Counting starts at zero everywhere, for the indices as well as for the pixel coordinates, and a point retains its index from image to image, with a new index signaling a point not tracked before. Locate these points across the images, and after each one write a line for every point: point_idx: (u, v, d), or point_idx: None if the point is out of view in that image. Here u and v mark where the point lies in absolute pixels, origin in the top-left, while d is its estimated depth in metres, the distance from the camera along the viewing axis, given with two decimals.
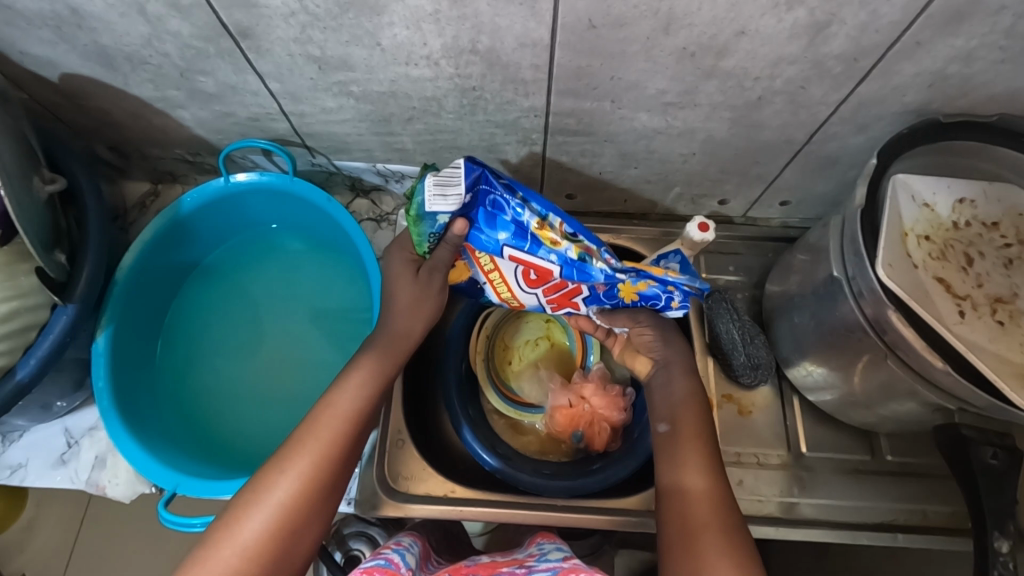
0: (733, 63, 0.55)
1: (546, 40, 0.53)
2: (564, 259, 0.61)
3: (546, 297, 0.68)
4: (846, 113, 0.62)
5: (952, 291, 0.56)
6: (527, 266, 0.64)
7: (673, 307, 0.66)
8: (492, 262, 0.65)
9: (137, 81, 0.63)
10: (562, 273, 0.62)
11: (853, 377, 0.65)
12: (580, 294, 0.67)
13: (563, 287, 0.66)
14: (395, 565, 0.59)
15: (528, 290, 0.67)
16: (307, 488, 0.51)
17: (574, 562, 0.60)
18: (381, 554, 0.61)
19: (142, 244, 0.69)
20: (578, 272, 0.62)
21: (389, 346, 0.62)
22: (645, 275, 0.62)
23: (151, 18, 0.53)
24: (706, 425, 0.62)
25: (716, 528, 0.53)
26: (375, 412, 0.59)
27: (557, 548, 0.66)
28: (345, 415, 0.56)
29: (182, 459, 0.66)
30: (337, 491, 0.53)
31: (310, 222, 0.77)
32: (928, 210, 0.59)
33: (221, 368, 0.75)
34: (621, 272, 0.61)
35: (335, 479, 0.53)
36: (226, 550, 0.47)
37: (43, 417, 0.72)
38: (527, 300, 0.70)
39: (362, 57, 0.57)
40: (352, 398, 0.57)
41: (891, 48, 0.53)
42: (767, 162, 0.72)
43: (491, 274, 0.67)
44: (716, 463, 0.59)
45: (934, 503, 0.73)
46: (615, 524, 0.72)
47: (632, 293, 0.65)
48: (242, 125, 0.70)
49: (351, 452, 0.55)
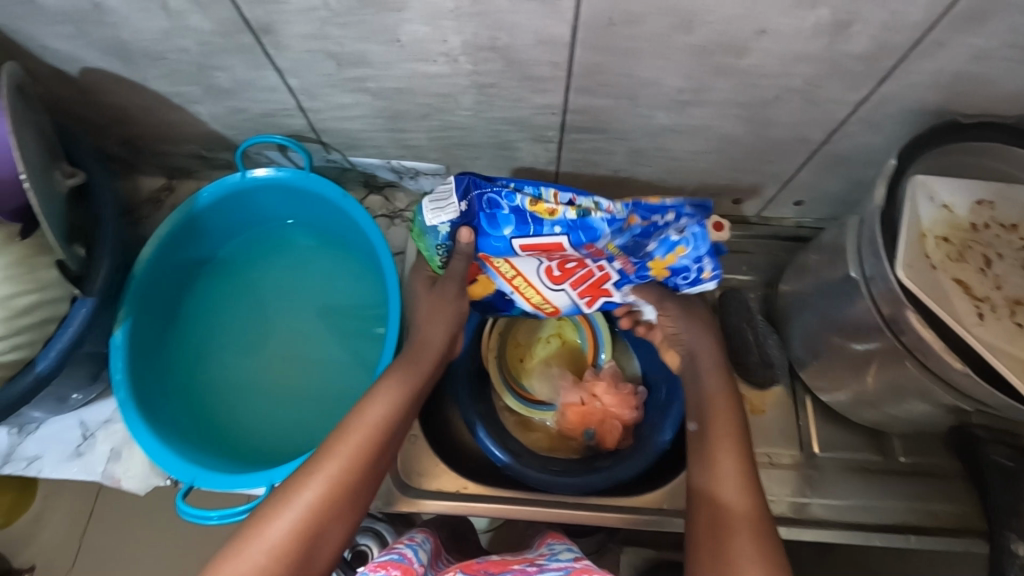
0: (751, 62, 0.55)
1: (565, 37, 0.53)
2: (567, 225, 0.57)
3: (576, 291, 0.68)
4: (863, 113, 0.62)
5: (971, 293, 0.56)
6: (554, 261, 0.64)
7: (705, 277, 0.62)
8: (511, 266, 0.65)
9: (154, 76, 0.63)
10: (573, 243, 0.58)
11: (867, 377, 0.65)
12: (609, 281, 0.66)
13: (590, 276, 0.66)
14: (408, 559, 0.60)
15: (556, 287, 0.67)
16: (334, 492, 0.52)
17: (586, 562, 0.61)
18: (393, 549, 0.61)
19: (159, 238, 0.69)
20: (585, 233, 0.57)
21: (412, 358, 0.64)
22: (642, 206, 0.56)
23: (171, 14, 0.54)
24: (738, 427, 0.62)
25: (751, 528, 0.53)
26: (402, 424, 0.60)
27: (568, 548, 0.67)
28: (372, 423, 0.57)
29: (199, 454, 0.65)
30: (364, 497, 0.54)
31: (324, 218, 0.77)
32: (946, 210, 0.59)
33: (237, 364, 0.75)
34: (621, 212, 0.56)
35: (362, 485, 0.54)
36: (253, 547, 0.47)
37: (59, 409, 0.72)
38: (559, 300, 0.69)
39: (379, 53, 0.57)
40: (380, 408, 0.59)
41: (913, 48, 0.52)
42: (782, 161, 0.72)
43: (515, 280, 0.67)
44: (750, 462, 0.59)
45: (947, 504, 0.72)
46: (628, 522, 0.73)
47: (663, 269, 0.62)
48: (257, 121, 0.71)
49: (380, 461, 0.56)
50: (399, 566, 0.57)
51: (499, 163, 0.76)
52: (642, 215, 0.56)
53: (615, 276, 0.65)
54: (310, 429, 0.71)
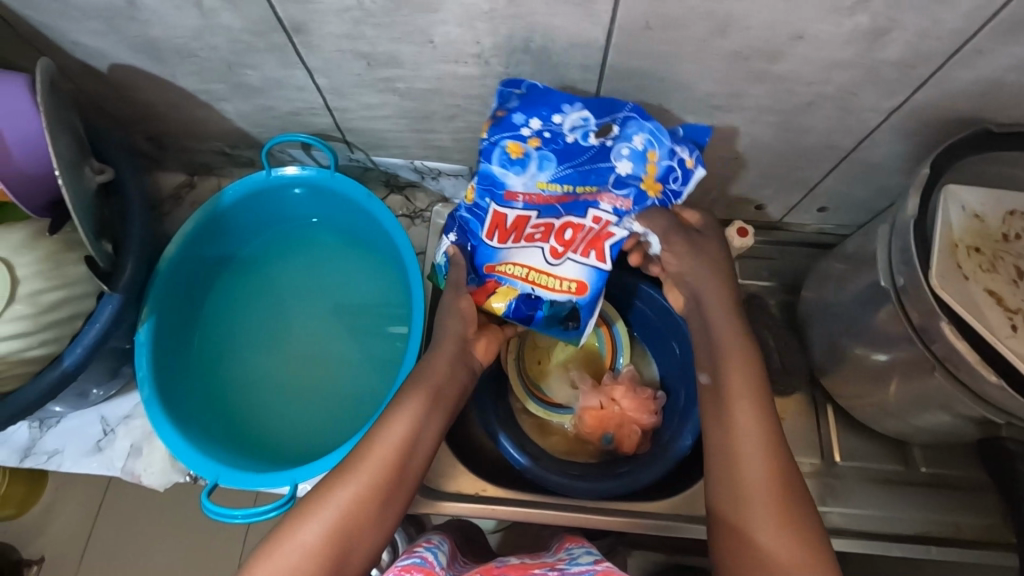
0: (786, 67, 0.55)
1: (600, 40, 0.53)
2: (483, 188, 0.62)
3: (584, 250, 0.63)
4: (895, 121, 0.61)
5: (1004, 304, 0.55)
6: (549, 238, 0.63)
7: (690, 165, 0.59)
8: (515, 266, 0.64)
9: (183, 73, 0.63)
10: (502, 198, 0.62)
11: (890, 386, 0.64)
12: (613, 220, 0.62)
13: (580, 231, 0.63)
14: (431, 563, 0.59)
15: (563, 258, 0.63)
16: (360, 507, 0.51)
17: (607, 565, 0.60)
18: (415, 552, 0.62)
19: (184, 235, 0.69)
20: (490, 178, 0.61)
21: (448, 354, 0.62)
22: (499, 120, 0.59)
23: (204, 12, 0.53)
24: (752, 390, 0.55)
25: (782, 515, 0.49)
26: (438, 422, 0.58)
27: (586, 552, 0.66)
28: (400, 437, 0.55)
29: (223, 451, 0.65)
30: (393, 511, 0.53)
31: (348, 218, 0.77)
32: (977, 220, 0.58)
33: (261, 362, 0.75)
34: (500, 137, 0.59)
35: (390, 499, 0.52)
36: (288, 548, 0.48)
37: (80, 404, 0.72)
38: (574, 270, 0.63)
39: (411, 54, 0.57)
40: (407, 422, 0.56)
41: (951, 56, 0.52)
42: (809, 168, 0.71)
43: (528, 277, 0.64)
44: (770, 410, 0.55)
45: (968, 516, 0.72)
46: (639, 526, 0.73)
47: (650, 186, 0.61)
48: (283, 119, 0.70)
49: (410, 476, 0.54)
50: (422, 570, 0.57)
51: None
52: (519, 136, 0.59)
53: (613, 219, 0.62)
54: (331, 429, 0.71)
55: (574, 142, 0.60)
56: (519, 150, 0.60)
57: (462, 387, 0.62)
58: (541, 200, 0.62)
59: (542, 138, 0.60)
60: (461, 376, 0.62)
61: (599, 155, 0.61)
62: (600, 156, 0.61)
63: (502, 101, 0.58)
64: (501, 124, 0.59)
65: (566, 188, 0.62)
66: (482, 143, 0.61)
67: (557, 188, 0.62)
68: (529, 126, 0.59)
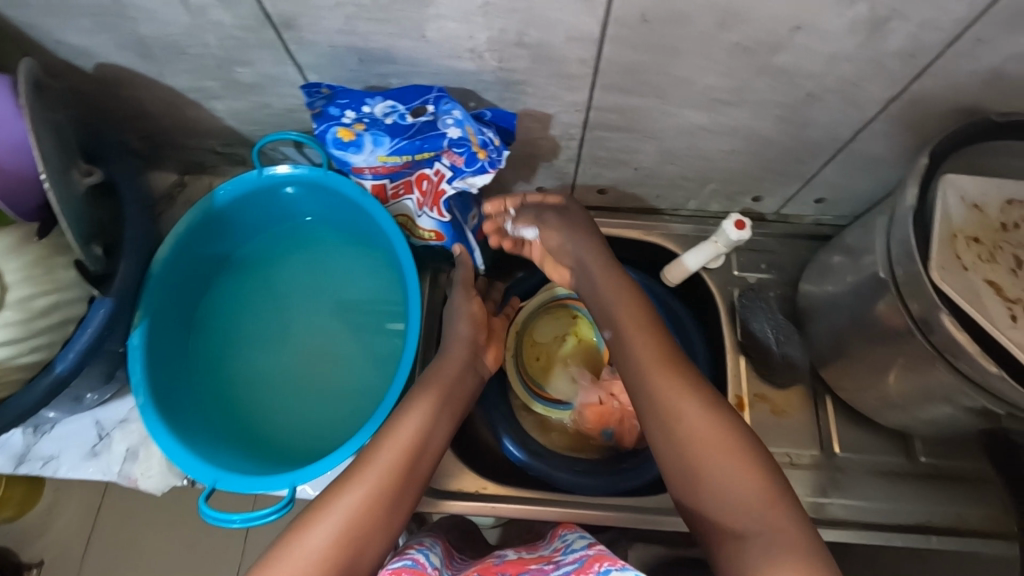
0: (787, 60, 0.54)
1: (596, 33, 0.52)
2: (342, 163, 0.66)
3: (427, 203, 0.69)
4: (895, 111, 0.61)
5: (1003, 294, 0.55)
6: (412, 191, 0.69)
7: (479, 154, 0.61)
8: (406, 220, 0.73)
9: (173, 71, 0.62)
10: (356, 165, 0.66)
11: (890, 377, 0.64)
12: (445, 178, 0.66)
13: (427, 185, 0.68)
14: (422, 564, 0.56)
15: (422, 210, 0.70)
16: (367, 511, 0.51)
17: (600, 549, 0.58)
18: (408, 554, 0.59)
19: (175, 236, 0.68)
20: (342, 159, 0.65)
21: (450, 367, 0.65)
22: (323, 120, 0.60)
23: (193, 9, 0.52)
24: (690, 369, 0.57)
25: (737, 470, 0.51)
26: (439, 432, 0.59)
27: (579, 537, 0.65)
28: (405, 443, 0.56)
29: (222, 456, 0.64)
30: (399, 514, 0.53)
31: (345, 215, 0.76)
32: (977, 210, 0.58)
33: (259, 361, 0.73)
34: (334, 126, 0.61)
35: (396, 503, 0.53)
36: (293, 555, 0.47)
37: (75, 409, 0.72)
38: (430, 222, 0.71)
39: (405, 49, 0.56)
40: (414, 424, 0.57)
41: (951, 45, 0.51)
42: (808, 159, 0.71)
43: (420, 232, 0.73)
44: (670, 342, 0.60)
45: (969, 506, 0.72)
46: (615, 520, 0.71)
47: (425, 154, 0.64)
48: (276, 116, 0.69)
49: (415, 480, 0.55)
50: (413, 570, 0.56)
51: (519, 160, 0.75)
52: (343, 124, 0.61)
53: (450, 174, 0.65)
54: (334, 432, 0.70)
55: (394, 124, 0.61)
56: (349, 134, 0.62)
57: (468, 396, 0.65)
58: (387, 170, 0.66)
59: (364, 122, 0.61)
60: (467, 388, 0.65)
61: (422, 128, 0.61)
62: (428, 126, 0.61)
63: (310, 103, 0.59)
64: (323, 117, 0.60)
65: (406, 158, 0.64)
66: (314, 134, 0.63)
67: (399, 159, 0.64)
68: (347, 117, 0.60)
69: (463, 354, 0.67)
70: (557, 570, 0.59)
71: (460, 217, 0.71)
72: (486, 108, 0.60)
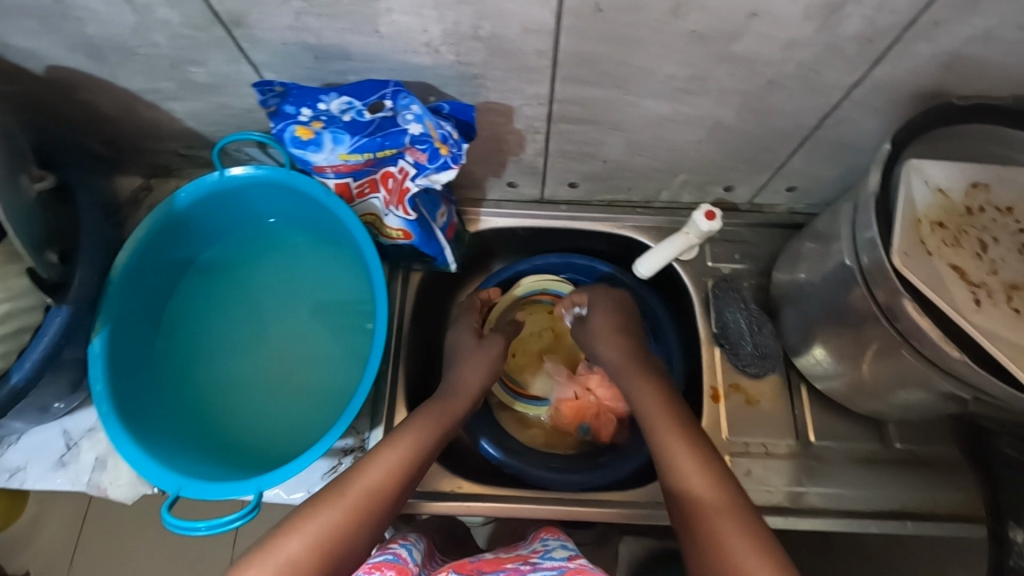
0: (744, 47, 0.53)
1: (551, 24, 0.51)
2: (305, 163, 0.65)
3: (391, 200, 0.68)
4: (858, 97, 0.60)
5: (967, 278, 0.55)
6: (378, 189, 0.68)
7: (441, 151, 0.60)
8: (374, 219, 0.71)
9: (126, 72, 0.61)
10: (319, 164, 0.65)
11: (862, 364, 0.64)
12: (408, 176, 0.64)
13: (391, 183, 0.66)
14: (403, 559, 0.59)
15: (388, 208, 0.69)
16: (347, 522, 0.54)
17: (580, 562, 0.60)
18: (388, 548, 0.60)
19: (136, 242, 0.67)
20: (304, 158, 0.64)
21: (445, 401, 0.69)
22: (282, 120, 0.60)
23: (138, 8, 0.51)
24: (687, 424, 0.63)
25: (719, 513, 0.54)
26: (427, 454, 0.63)
27: (562, 544, 0.65)
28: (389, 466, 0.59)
29: (189, 463, 0.64)
30: (373, 531, 0.55)
31: (310, 216, 0.75)
32: (941, 195, 0.58)
33: (227, 366, 0.73)
34: (292, 124, 0.60)
35: (371, 520, 0.55)
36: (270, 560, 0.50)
37: (41, 419, 0.70)
38: (396, 220, 0.69)
39: (359, 45, 0.55)
40: (400, 447, 0.61)
41: (907, 28, 0.51)
42: (775, 148, 0.70)
43: (389, 231, 0.71)
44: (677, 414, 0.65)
45: (944, 490, 0.72)
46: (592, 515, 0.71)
47: (387, 152, 0.63)
48: (236, 116, 0.68)
49: (390, 502, 0.57)
50: (392, 567, 0.56)
51: (487, 156, 0.74)
52: (301, 122, 0.60)
53: (413, 172, 0.63)
54: (303, 434, 0.69)
55: (352, 120, 0.60)
56: (308, 133, 0.61)
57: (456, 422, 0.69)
58: (349, 168, 0.65)
59: (322, 119, 0.60)
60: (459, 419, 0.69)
61: (381, 124, 0.60)
62: (388, 122, 0.60)
63: (263, 101, 0.59)
64: (279, 115, 0.60)
65: (367, 155, 0.63)
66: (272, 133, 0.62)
67: (361, 156, 0.63)
68: (303, 114, 0.59)
69: (470, 399, 0.72)
70: (535, 573, 0.60)
71: (427, 214, 0.70)
72: (445, 102, 0.60)
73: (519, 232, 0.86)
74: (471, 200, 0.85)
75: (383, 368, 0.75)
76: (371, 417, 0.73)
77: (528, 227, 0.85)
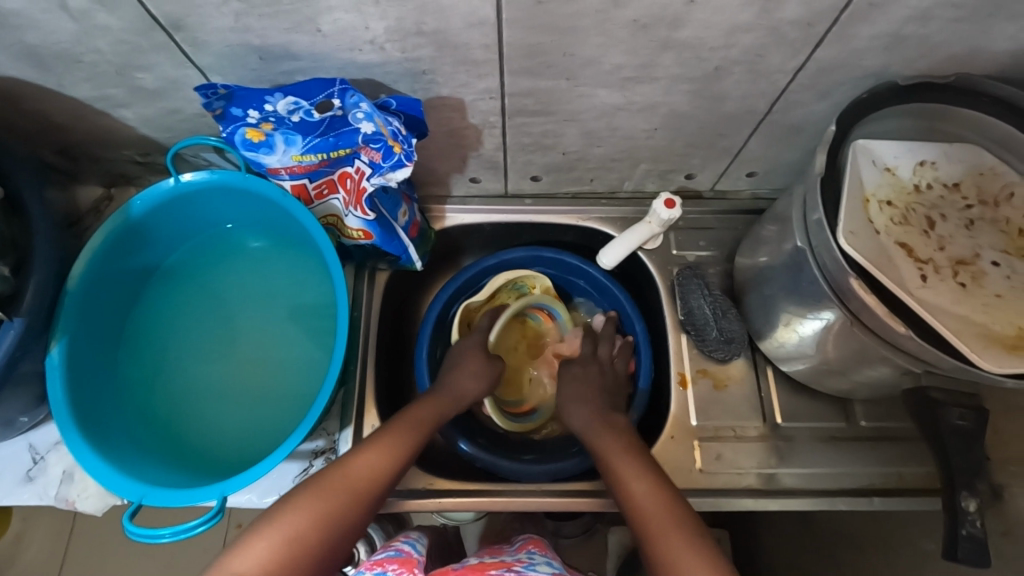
0: (687, 33, 0.54)
1: (493, 18, 0.52)
2: (260, 166, 0.65)
3: (349, 201, 0.67)
4: (805, 80, 0.61)
5: (915, 255, 0.56)
6: (336, 190, 0.68)
7: (395, 150, 0.60)
8: (334, 219, 0.71)
9: (72, 80, 0.60)
10: (273, 167, 0.64)
11: (827, 344, 0.64)
12: (364, 176, 0.64)
13: (350, 183, 0.66)
14: (405, 554, 0.64)
15: (346, 209, 0.68)
16: (346, 505, 0.57)
17: None
18: (391, 546, 0.66)
19: (92, 251, 0.66)
20: (257, 160, 0.64)
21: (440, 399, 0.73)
22: (233, 124, 0.60)
23: (76, 13, 0.51)
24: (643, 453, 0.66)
25: (667, 531, 0.57)
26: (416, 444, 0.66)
27: (546, 561, 0.64)
28: (365, 474, 0.60)
29: (152, 471, 0.64)
30: (360, 519, 0.58)
31: (268, 219, 0.75)
32: (889, 174, 0.59)
33: (190, 374, 0.73)
34: (244, 127, 0.60)
35: (366, 499, 0.59)
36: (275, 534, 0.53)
37: (5, 434, 0.70)
38: (355, 222, 0.69)
39: (304, 44, 0.55)
40: (397, 435, 0.64)
41: (845, 11, 0.51)
42: (731, 134, 0.71)
43: (348, 232, 0.71)
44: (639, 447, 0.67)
45: (910, 466, 0.73)
46: (559, 505, 0.71)
47: (340, 152, 0.63)
48: (190, 121, 0.68)
49: (379, 488, 0.60)
50: (397, 560, 0.62)
51: (446, 152, 0.74)
52: (250, 124, 0.60)
53: (369, 171, 0.63)
54: (268, 439, 0.69)
55: (302, 120, 0.59)
56: (259, 135, 0.61)
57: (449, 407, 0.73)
58: (303, 169, 0.65)
59: (271, 121, 0.60)
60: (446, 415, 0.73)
61: (333, 124, 0.60)
62: (339, 121, 0.60)
63: (208, 103, 0.57)
64: (227, 118, 0.59)
65: (322, 156, 0.63)
66: (223, 136, 0.62)
67: (314, 157, 0.63)
68: (252, 116, 0.59)
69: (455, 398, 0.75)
70: None
71: (387, 213, 0.69)
72: (393, 97, 0.60)
73: (486, 228, 0.87)
74: (435, 197, 0.85)
75: (350, 368, 0.75)
76: (340, 417, 0.73)
77: (494, 222, 0.85)
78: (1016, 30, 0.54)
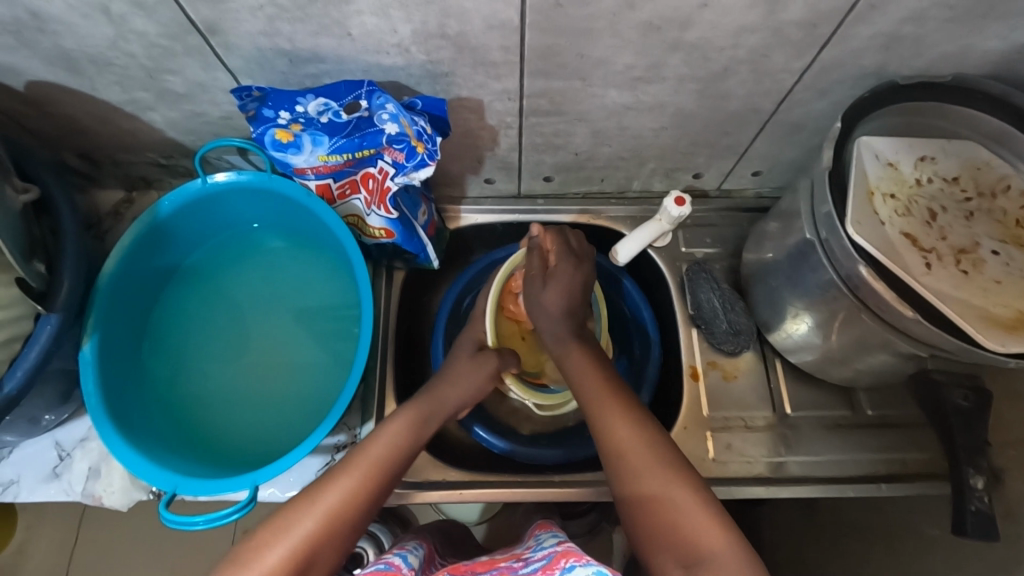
0: (696, 35, 0.57)
1: (514, 21, 0.54)
2: (287, 166, 0.67)
3: (371, 202, 0.70)
4: (808, 80, 0.64)
5: (918, 244, 0.59)
6: (358, 190, 0.70)
7: (419, 150, 0.62)
8: (356, 220, 0.73)
9: (103, 84, 0.62)
10: (299, 167, 0.67)
11: (831, 334, 0.66)
12: (387, 177, 0.66)
13: (372, 183, 0.68)
14: (396, 566, 0.54)
15: (369, 208, 0.70)
16: (321, 540, 0.52)
17: (568, 544, 0.56)
18: (381, 557, 0.56)
19: (121, 250, 0.68)
20: (284, 160, 0.66)
21: (423, 401, 0.68)
22: (266, 126, 0.62)
23: (114, 18, 0.53)
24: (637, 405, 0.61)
25: (665, 504, 0.53)
26: (402, 462, 0.61)
27: (552, 537, 0.64)
28: (335, 501, 0.54)
29: (181, 462, 0.65)
30: (338, 552, 0.53)
31: (290, 219, 0.77)
32: (891, 168, 0.61)
33: (212, 372, 0.74)
34: (275, 128, 0.62)
35: (346, 527, 0.54)
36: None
37: (31, 432, 0.71)
38: (376, 221, 0.71)
39: (331, 47, 0.57)
40: (381, 446, 0.60)
41: (847, 14, 0.54)
42: (736, 133, 0.73)
43: (368, 230, 0.73)
44: (632, 405, 0.61)
45: (912, 452, 0.75)
46: (579, 496, 0.72)
47: (365, 153, 0.65)
48: (214, 124, 0.70)
49: (359, 515, 0.55)
50: None
51: (462, 152, 0.76)
52: (279, 125, 0.62)
53: (392, 171, 0.65)
54: (290, 433, 0.70)
55: (330, 121, 0.61)
56: (286, 135, 0.63)
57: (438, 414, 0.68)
58: (328, 169, 0.67)
59: (300, 122, 0.62)
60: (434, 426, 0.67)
61: (361, 125, 0.62)
62: (364, 122, 0.62)
63: (242, 105, 0.60)
64: (259, 119, 0.62)
65: (346, 156, 0.65)
66: (253, 137, 0.64)
67: (339, 157, 0.65)
68: (281, 117, 0.61)
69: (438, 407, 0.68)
70: (528, 567, 0.56)
71: (407, 212, 0.71)
72: (417, 97, 0.61)
73: (498, 228, 0.89)
74: (448, 198, 0.87)
75: (371, 363, 0.77)
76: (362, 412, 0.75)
77: (506, 221, 0.88)
78: (1008, 31, 0.57)
